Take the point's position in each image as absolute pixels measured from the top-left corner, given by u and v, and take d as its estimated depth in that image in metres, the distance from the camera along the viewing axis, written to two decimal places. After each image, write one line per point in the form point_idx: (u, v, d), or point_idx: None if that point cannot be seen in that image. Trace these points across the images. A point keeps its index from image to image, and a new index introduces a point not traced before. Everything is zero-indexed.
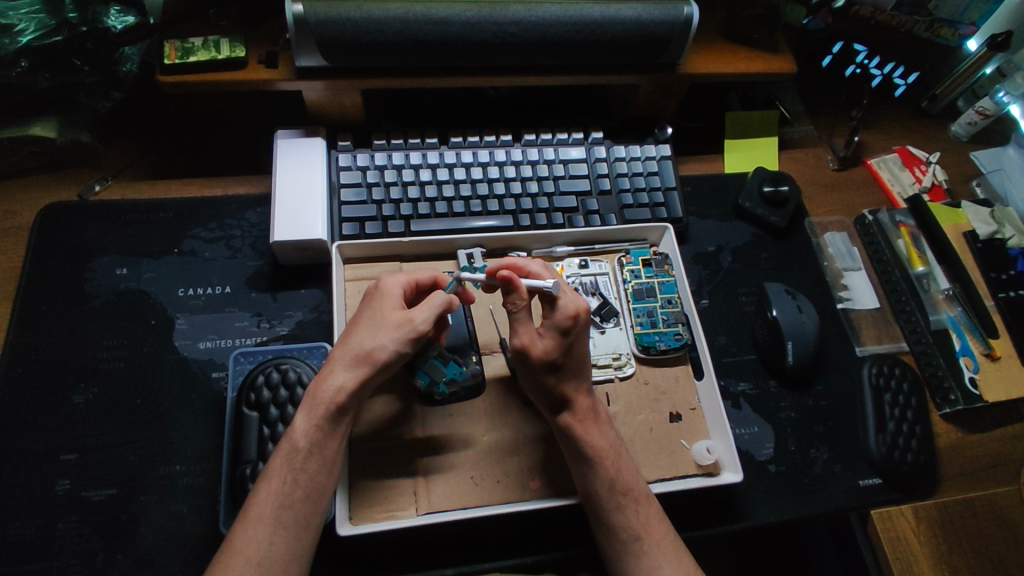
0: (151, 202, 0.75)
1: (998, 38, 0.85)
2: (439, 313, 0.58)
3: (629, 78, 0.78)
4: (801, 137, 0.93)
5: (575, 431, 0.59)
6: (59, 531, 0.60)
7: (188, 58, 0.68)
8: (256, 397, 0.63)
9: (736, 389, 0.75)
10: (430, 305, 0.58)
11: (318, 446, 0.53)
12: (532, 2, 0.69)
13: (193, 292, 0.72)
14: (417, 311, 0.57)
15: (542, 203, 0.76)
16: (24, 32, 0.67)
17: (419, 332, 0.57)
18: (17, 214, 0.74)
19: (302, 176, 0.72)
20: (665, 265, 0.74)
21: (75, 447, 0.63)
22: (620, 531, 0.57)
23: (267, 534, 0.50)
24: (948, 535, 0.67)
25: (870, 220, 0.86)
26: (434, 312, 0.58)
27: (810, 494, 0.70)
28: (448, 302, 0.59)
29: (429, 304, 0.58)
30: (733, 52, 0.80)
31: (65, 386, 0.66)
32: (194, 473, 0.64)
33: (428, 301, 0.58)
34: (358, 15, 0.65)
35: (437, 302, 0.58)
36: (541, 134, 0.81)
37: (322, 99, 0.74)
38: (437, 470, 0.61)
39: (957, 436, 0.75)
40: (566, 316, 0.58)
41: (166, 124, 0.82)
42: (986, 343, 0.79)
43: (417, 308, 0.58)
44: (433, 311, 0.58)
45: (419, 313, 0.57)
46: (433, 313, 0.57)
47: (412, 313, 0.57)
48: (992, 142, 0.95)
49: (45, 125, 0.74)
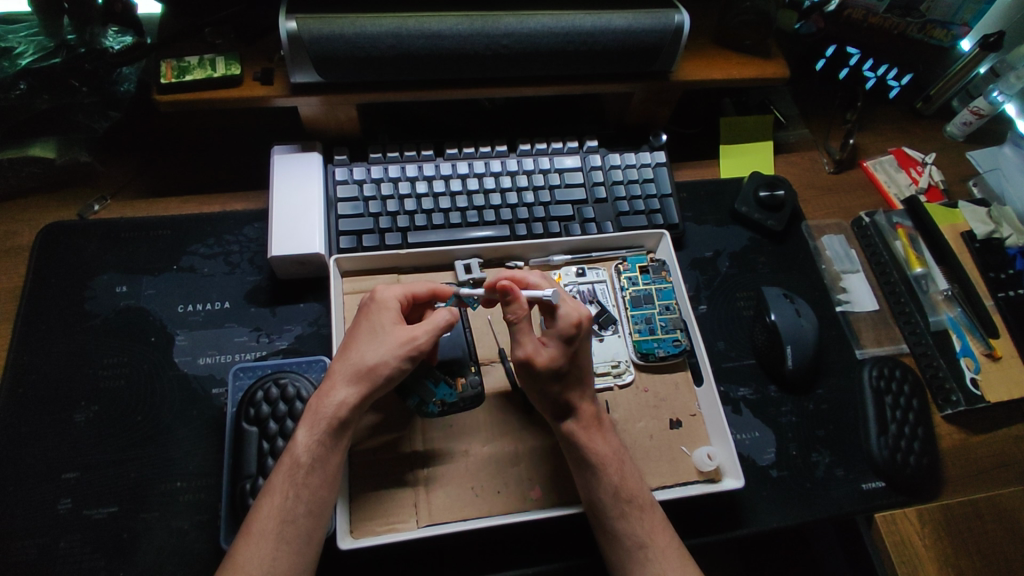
0: (150, 220, 0.76)
1: (990, 39, 0.85)
2: (438, 332, 0.58)
3: (621, 87, 0.78)
4: (796, 140, 0.93)
5: (580, 439, 0.59)
6: (62, 549, 0.60)
7: (184, 77, 0.69)
8: (255, 412, 0.64)
9: (736, 395, 0.75)
10: (432, 325, 0.58)
11: (320, 461, 0.53)
12: (523, 14, 0.69)
13: (192, 308, 0.72)
14: (420, 329, 0.58)
15: (539, 213, 0.77)
16: (23, 55, 0.70)
17: (421, 350, 0.57)
18: (19, 235, 0.74)
19: (300, 190, 0.73)
20: (663, 272, 0.74)
21: (77, 465, 0.64)
22: (624, 539, 0.57)
23: (270, 549, 0.50)
24: (954, 538, 0.66)
25: (867, 222, 0.86)
26: (435, 330, 0.58)
27: (813, 498, 0.70)
28: (449, 319, 0.59)
29: (431, 323, 0.58)
30: (725, 58, 0.80)
31: (66, 405, 0.66)
32: (196, 488, 0.64)
33: (431, 320, 0.58)
34: (351, 31, 0.65)
35: (438, 320, 0.58)
36: (536, 145, 0.81)
37: (318, 114, 0.75)
38: (438, 481, 0.61)
39: (960, 436, 0.75)
40: (569, 325, 0.58)
41: (163, 142, 0.82)
42: (987, 343, 0.78)
43: (419, 325, 0.58)
44: (434, 330, 0.58)
45: (422, 332, 0.58)
46: (434, 333, 0.58)
47: (414, 330, 0.58)
48: (988, 141, 0.95)
49: (45, 145, 0.75)
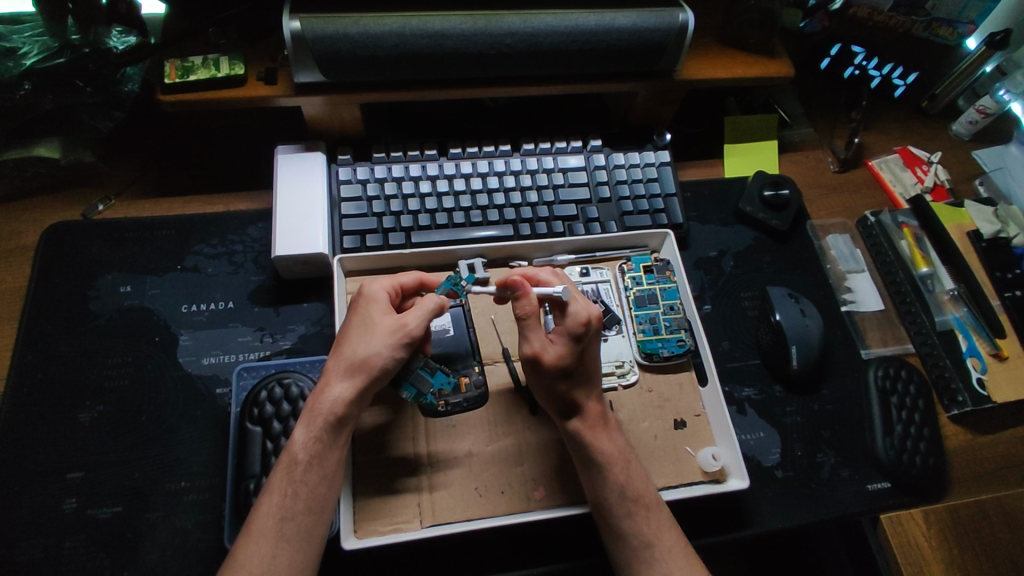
0: (154, 219, 0.76)
1: (997, 37, 0.84)
2: (429, 317, 0.58)
3: (625, 86, 0.78)
4: (801, 139, 0.93)
5: (586, 438, 0.59)
6: (66, 549, 0.60)
7: (189, 77, 0.69)
8: (259, 412, 0.64)
9: (741, 395, 0.75)
10: (421, 311, 0.58)
11: (319, 457, 0.53)
12: (527, 13, 0.69)
13: (197, 308, 0.72)
14: (408, 317, 0.58)
15: (542, 212, 0.76)
16: (27, 55, 0.70)
17: (413, 336, 0.57)
18: (24, 234, 0.75)
19: (302, 190, 0.73)
20: (667, 272, 0.74)
21: (82, 465, 0.64)
22: (631, 538, 0.56)
23: (270, 547, 0.50)
24: (961, 540, 0.66)
25: (873, 221, 0.85)
26: (425, 317, 0.58)
27: (819, 498, 0.70)
28: (438, 305, 0.58)
29: (421, 310, 0.58)
30: (730, 57, 0.80)
31: (71, 405, 0.66)
32: (200, 489, 0.64)
33: (420, 307, 0.58)
34: (355, 31, 0.65)
35: (426, 307, 0.58)
36: (540, 144, 0.81)
37: (322, 114, 0.75)
38: (443, 480, 0.61)
39: (966, 437, 0.75)
40: (578, 323, 0.58)
41: (167, 143, 0.82)
42: (994, 343, 0.78)
43: (408, 313, 0.58)
44: (424, 316, 0.58)
45: (412, 318, 0.57)
46: (424, 319, 0.58)
47: (405, 318, 0.58)
48: (994, 140, 0.95)
49: (49, 146, 0.75)
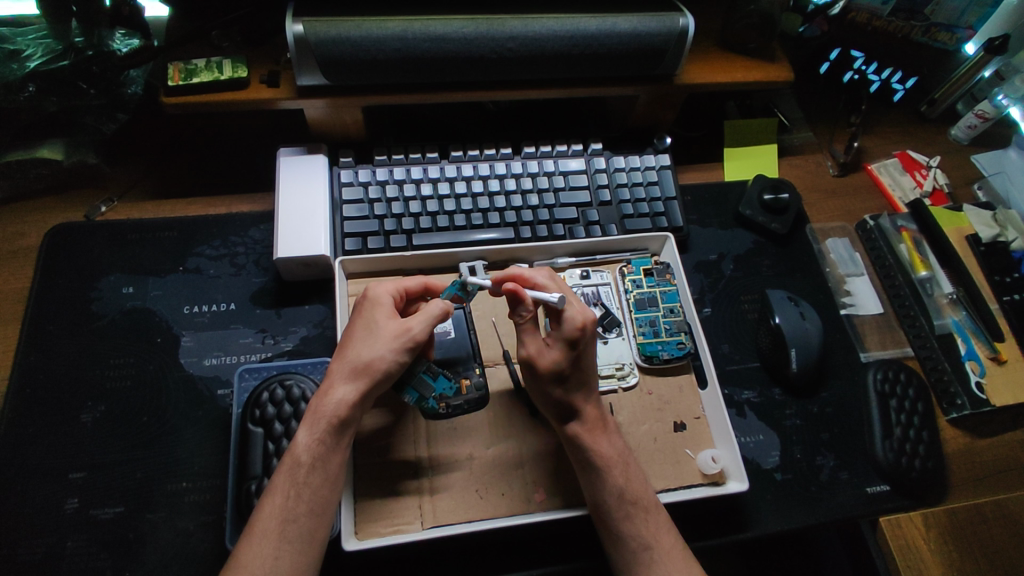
0: (157, 221, 0.76)
1: (995, 43, 0.85)
2: (433, 322, 0.58)
3: (626, 90, 0.78)
4: (800, 144, 0.93)
5: (585, 440, 0.59)
6: (68, 549, 0.61)
7: (191, 79, 0.69)
8: (261, 413, 0.64)
9: (740, 397, 0.75)
10: (425, 316, 0.58)
11: (321, 460, 0.54)
12: (528, 17, 0.70)
13: (198, 309, 0.73)
14: (412, 321, 0.58)
15: (543, 215, 0.77)
16: (31, 57, 0.70)
17: (416, 341, 0.57)
18: (26, 236, 0.75)
19: (304, 192, 0.73)
20: (667, 275, 0.74)
21: (84, 465, 0.64)
22: (631, 540, 0.57)
23: (272, 549, 0.50)
24: (959, 543, 0.66)
25: (872, 225, 0.86)
26: (428, 322, 0.58)
27: (818, 501, 0.70)
28: (443, 310, 0.59)
29: (425, 314, 0.58)
30: (730, 61, 0.80)
31: (73, 406, 0.67)
32: (201, 489, 0.64)
33: (423, 311, 0.58)
34: (357, 34, 0.66)
35: (430, 313, 0.58)
36: (541, 147, 0.81)
37: (324, 116, 0.75)
38: (443, 482, 0.62)
39: (964, 440, 0.75)
40: (573, 328, 0.58)
41: (169, 145, 0.83)
42: (992, 347, 0.78)
43: (412, 317, 0.58)
44: (429, 321, 0.58)
45: (416, 323, 0.58)
46: (428, 324, 0.58)
47: (408, 322, 0.58)
48: (993, 145, 0.95)
49: (53, 148, 0.75)
